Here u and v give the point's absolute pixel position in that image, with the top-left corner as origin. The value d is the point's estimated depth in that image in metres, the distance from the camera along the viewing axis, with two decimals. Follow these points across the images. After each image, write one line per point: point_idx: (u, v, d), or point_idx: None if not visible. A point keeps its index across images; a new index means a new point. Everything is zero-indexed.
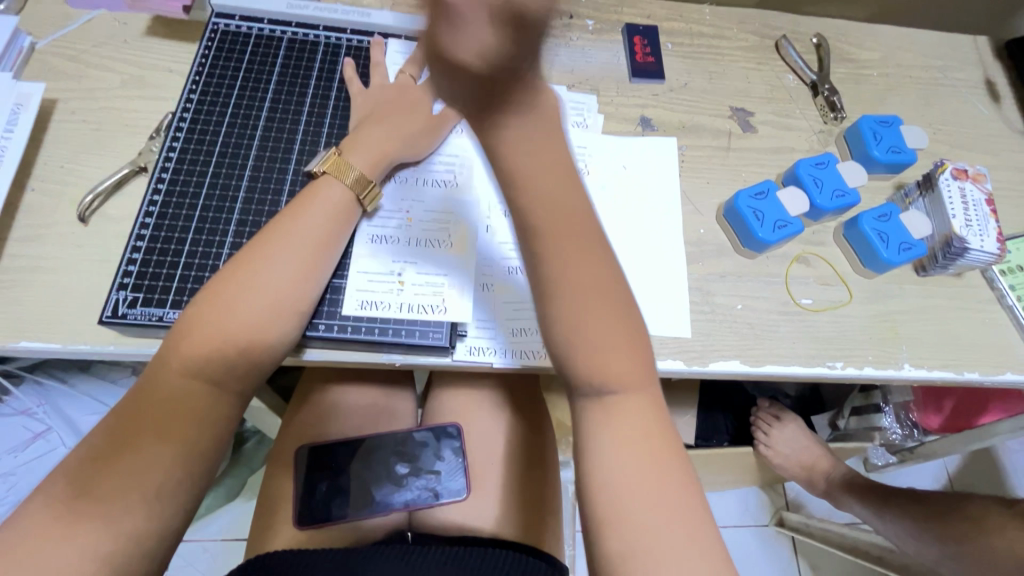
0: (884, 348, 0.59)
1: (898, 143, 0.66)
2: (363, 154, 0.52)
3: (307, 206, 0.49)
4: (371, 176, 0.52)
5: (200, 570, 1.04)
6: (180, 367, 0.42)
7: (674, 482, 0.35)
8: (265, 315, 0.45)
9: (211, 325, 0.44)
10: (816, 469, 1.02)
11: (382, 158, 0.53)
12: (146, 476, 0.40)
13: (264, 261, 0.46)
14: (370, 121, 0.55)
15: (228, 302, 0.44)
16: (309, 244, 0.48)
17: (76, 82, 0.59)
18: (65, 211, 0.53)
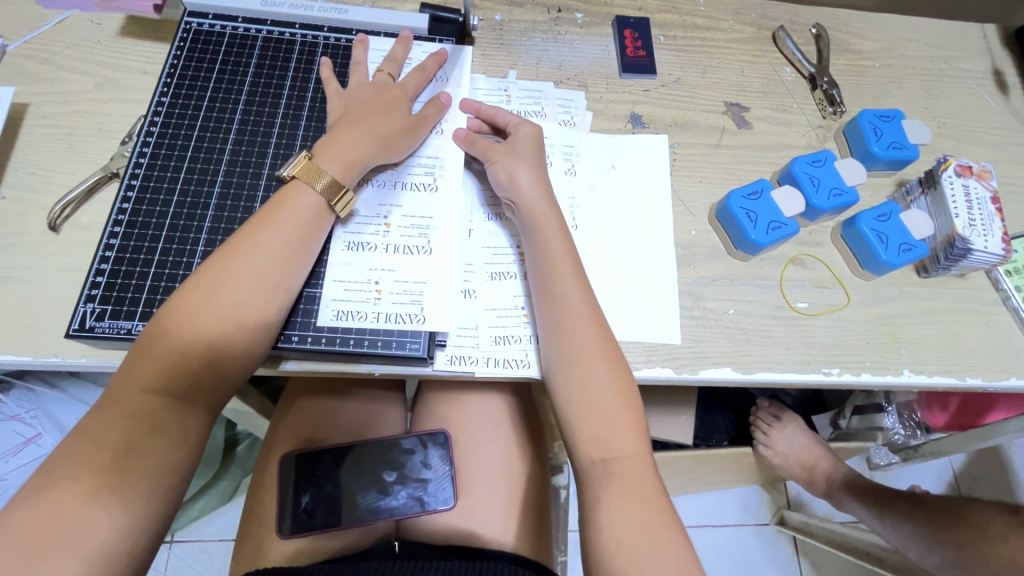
0: (883, 353, 0.57)
1: (899, 139, 0.63)
2: (335, 158, 0.50)
3: (276, 215, 0.48)
4: (343, 181, 0.50)
5: (197, 571, 1.04)
6: (143, 384, 0.42)
7: (665, 521, 0.43)
8: (232, 328, 0.44)
9: (175, 340, 0.43)
10: (816, 470, 1.00)
11: (356, 161, 0.51)
12: (115, 498, 0.39)
13: (229, 273, 0.45)
14: (345, 123, 0.52)
15: (193, 315, 0.43)
16: (278, 255, 0.46)
17: (48, 85, 0.57)
18: (35, 219, 0.52)
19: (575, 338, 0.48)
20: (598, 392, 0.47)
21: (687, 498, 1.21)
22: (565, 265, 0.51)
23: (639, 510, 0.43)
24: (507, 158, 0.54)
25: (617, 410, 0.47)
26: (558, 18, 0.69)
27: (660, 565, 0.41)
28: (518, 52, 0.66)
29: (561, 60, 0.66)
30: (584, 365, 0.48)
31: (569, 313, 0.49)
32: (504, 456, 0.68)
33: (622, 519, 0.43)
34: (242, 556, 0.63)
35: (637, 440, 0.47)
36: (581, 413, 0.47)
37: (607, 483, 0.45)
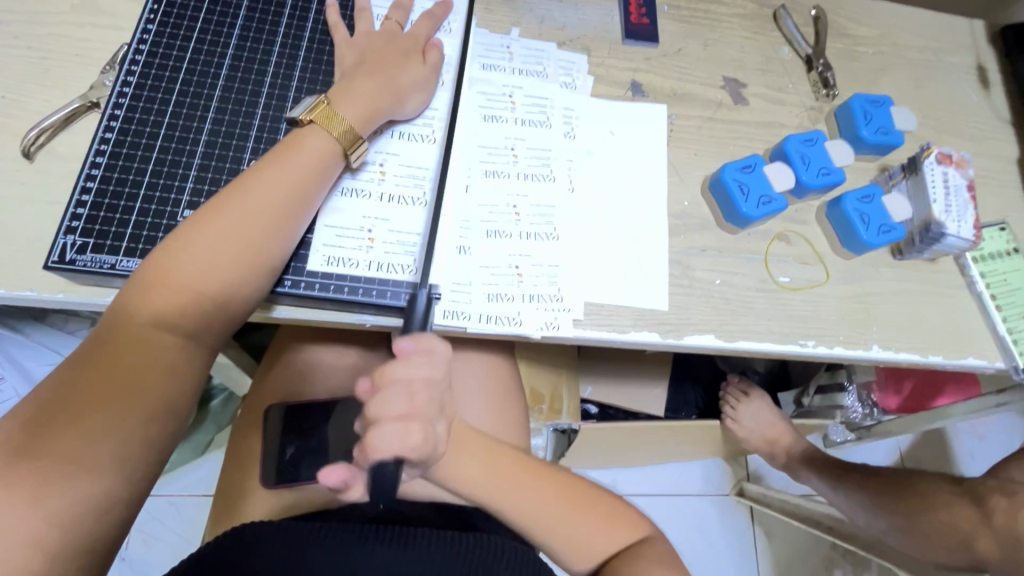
0: (855, 329, 0.60)
1: (886, 124, 0.65)
2: (353, 105, 0.50)
3: (286, 156, 0.46)
4: (359, 131, 0.50)
5: (165, 525, 1.03)
6: (146, 314, 0.41)
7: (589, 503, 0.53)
8: (237, 268, 0.43)
9: (181, 271, 0.42)
10: (779, 444, 1.05)
11: (373, 112, 0.50)
12: (109, 433, 0.38)
13: (236, 208, 0.44)
14: (359, 72, 0.51)
15: (200, 252, 0.42)
16: (284, 193, 0.45)
17: (20, 3, 0.53)
18: (8, 146, 0.49)
19: None
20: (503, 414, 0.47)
21: (653, 467, 1.26)
22: None
23: None
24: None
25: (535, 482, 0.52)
26: None
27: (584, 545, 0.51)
28: (522, 9, 0.64)
29: (565, 21, 0.65)
30: None
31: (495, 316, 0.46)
32: (488, 416, 0.69)
33: None
34: (223, 505, 0.63)
35: None
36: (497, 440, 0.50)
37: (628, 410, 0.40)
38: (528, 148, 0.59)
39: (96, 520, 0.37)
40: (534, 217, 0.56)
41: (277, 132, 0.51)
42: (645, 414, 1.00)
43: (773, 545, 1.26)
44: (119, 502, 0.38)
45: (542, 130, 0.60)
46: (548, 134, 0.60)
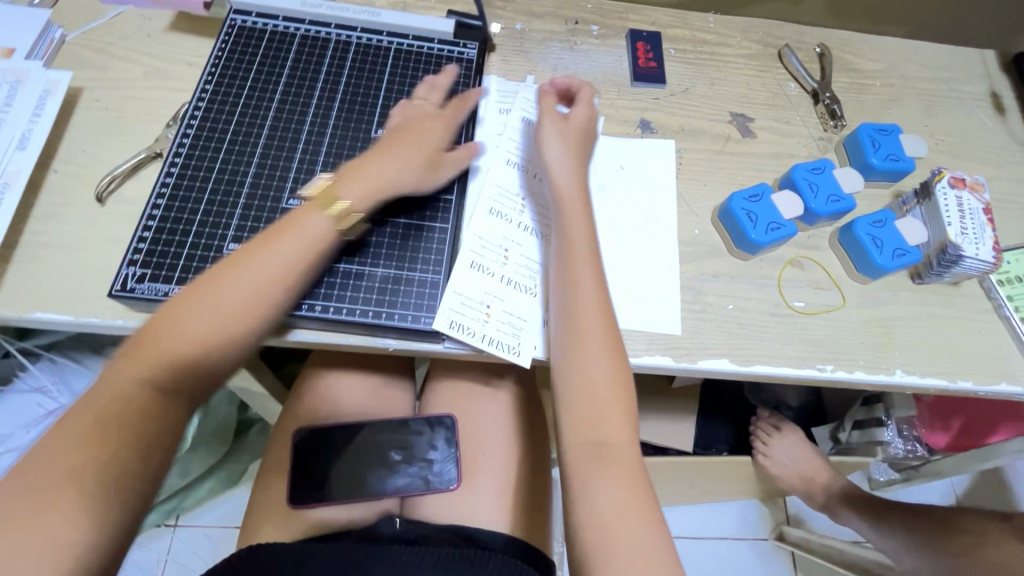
0: (876, 353, 0.59)
1: (896, 151, 0.66)
2: (357, 184, 0.51)
3: (281, 239, 0.47)
4: (356, 207, 0.50)
5: (197, 555, 1.06)
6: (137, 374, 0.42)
7: (651, 515, 0.45)
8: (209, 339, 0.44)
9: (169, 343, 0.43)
10: (816, 482, 1.01)
11: (378, 189, 0.52)
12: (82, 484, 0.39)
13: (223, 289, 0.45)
14: (377, 152, 0.53)
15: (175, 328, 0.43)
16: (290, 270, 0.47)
17: (101, 72, 0.62)
18: (84, 192, 0.56)
19: (581, 306, 0.50)
20: (577, 246, 0.53)
21: (685, 507, 1.21)
22: (580, 239, 0.53)
23: (628, 498, 0.45)
24: (552, 134, 0.58)
25: (597, 349, 0.49)
26: (574, 29, 0.73)
27: (621, 503, 0.45)
28: (536, 59, 0.70)
29: (576, 67, 0.70)
30: (585, 348, 0.49)
31: (567, 199, 0.55)
32: (507, 443, 0.70)
33: (609, 495, 0.45)
34: (253, 526, 0.65)
35: (625, 422, 0.48)
36: (581, 259, 0.52)
37: (594, 462, 0.47)
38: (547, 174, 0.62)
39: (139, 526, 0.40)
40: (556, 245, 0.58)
41: (312, 174, 0.56)
42: (673, 448, 0.98)
43: None
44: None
45: None
46: None
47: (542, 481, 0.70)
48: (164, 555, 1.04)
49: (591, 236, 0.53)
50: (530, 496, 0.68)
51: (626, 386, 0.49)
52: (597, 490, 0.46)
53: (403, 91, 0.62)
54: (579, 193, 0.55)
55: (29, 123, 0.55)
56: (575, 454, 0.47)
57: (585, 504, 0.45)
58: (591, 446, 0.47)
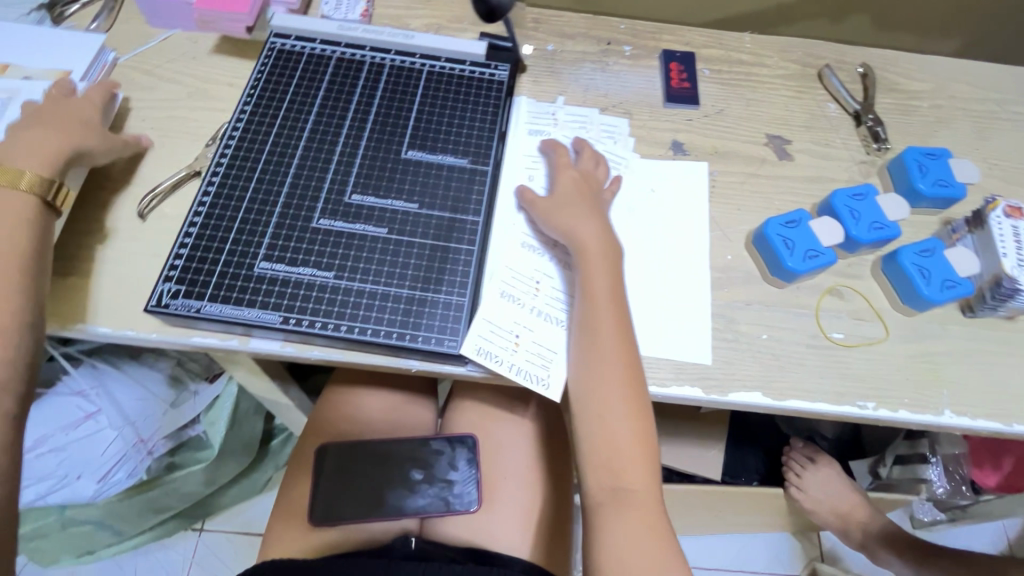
0: (923, 391, 0.56)
1: (946, 177, 0.63)
2: (30, 158, 0.52)
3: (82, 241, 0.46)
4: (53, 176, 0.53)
5: (220, 560, 1.07)
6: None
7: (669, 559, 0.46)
8: None
9: None
10: (852, 519, 0.96)
11: (58, 154, 0.53)
12: None
13: None
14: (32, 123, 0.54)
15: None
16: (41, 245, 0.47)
17: (148, 92, 0.65)
18: (126, 207, 0.58)
19: (602, 348, 0.50)
20: (600, 295, 0.51)
21: (711, 536, 1.17)
22: (599, 277, 0.52)
23: (648, 542, 0.46)
24: (551, 209, 0.56)
25: (617, 393, 0.49)
26: (607, 50, 0.73)
27: (642, 551, 0.46)
28: (567, 80, 0.70)
29: (608, 88, 0.70)
30: (608, 391, 0.49)
31: (586, 251, 0.53)
32: (529, 468, 0.69)
33: (629, 541, 0.46)
34: (273, 541, 0.66)
35: (647, 466, 0.48)
36: (602, 300, 0.51)
37: (615, 506, 0.47)
38: None
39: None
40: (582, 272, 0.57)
41: (343, 195, 0.57)
42: (700, 477, 0.95)
43: None
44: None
45: None
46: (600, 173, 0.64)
47: (564, 509, 0.68)
48: (189, 559, 1.06)
49: (612, 283, 0.52)
50: (551, 524, 0.66)
51: (646, 427, 0.49)
52: (615, 534, 0.46)
53: (434, 113, 0.62)
54: (596, 246, 0.53)
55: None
56: (597, 497, 0.48)
57: (605, 551, 0.46)
58: (612, 490, 0.48)
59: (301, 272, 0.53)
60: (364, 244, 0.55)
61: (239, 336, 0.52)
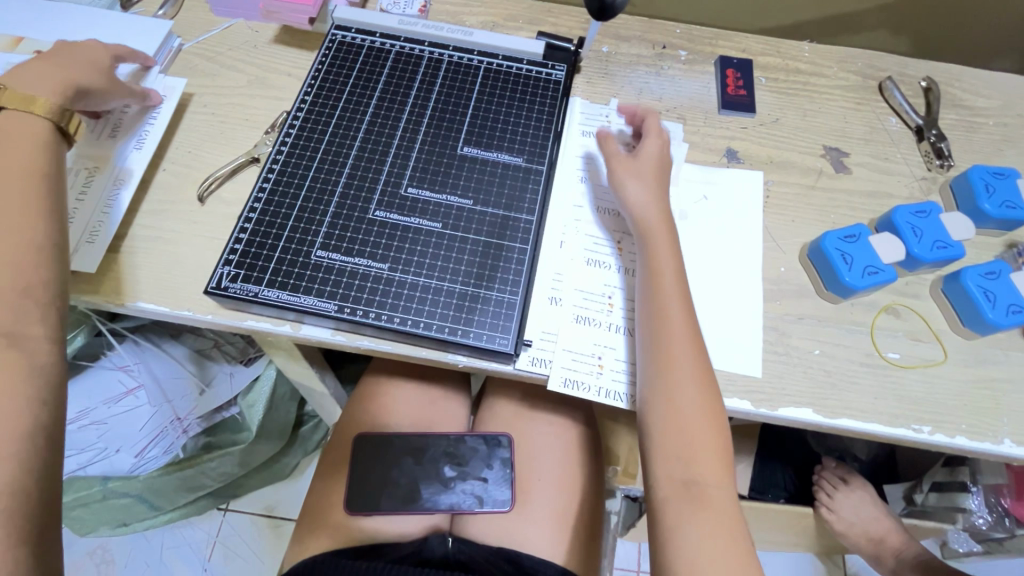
0: (981, 418, 0.54)
1: (1014, 198, 0.61)
2: (36, 84, 0.51)
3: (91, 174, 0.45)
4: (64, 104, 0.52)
5: (245, 541, 1.09)
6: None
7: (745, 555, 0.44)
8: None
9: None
10: (885, 544, 0.94)
11: (67, 82, 0.53)
12: None
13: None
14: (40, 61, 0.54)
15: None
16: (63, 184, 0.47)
17: (210, 79, 0.66)
18: (187, 191, 0.59)
19: (669, 334, 0.49)
20: (667, 279, 0.51)
21: None
22: (665, 261, 0.52)
23: (720, 539, 0.44)
24: (620, 182, 0.57)
25: (688, 381, 0.48)
26: (662, 53, 0.72)
27: (717, 548, 0.44)
28: (621, 82, 0.69)
29: (662, 92, 0.69)
30: (677, 378, 0.48)
31: (649, 231, 0.54)
32: (564, 471, 0.69)
33: (700, 536, 0.44)
34: (307, 526, 0.66)
35: (721, 463, 0.47)
36: (670, 287, 0.51)
37: (687, 502, 0.45)
38: None
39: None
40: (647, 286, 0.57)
41: (399, 188, 0.57)
42: None
43: None
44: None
45: None
46: None
47: (597, 515, 0.68)
48: (215, 537, 1.08)
49: (676, 265, 0.52)
50: (584, 528, 0.66)
51: (717, 418, 0.48)
52: (688, 529, 0.45)
53: (490, 110, 0.62)
54: (661, 220, 0.54)
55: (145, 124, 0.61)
56: (665, 492, 0.47)
57: (676, 547, 0.44)
58: (682, 484, 0.46)
59: (356, 262, 0.54)
60: (420, 237, 0.55)
61: (291, 322, 0.53)
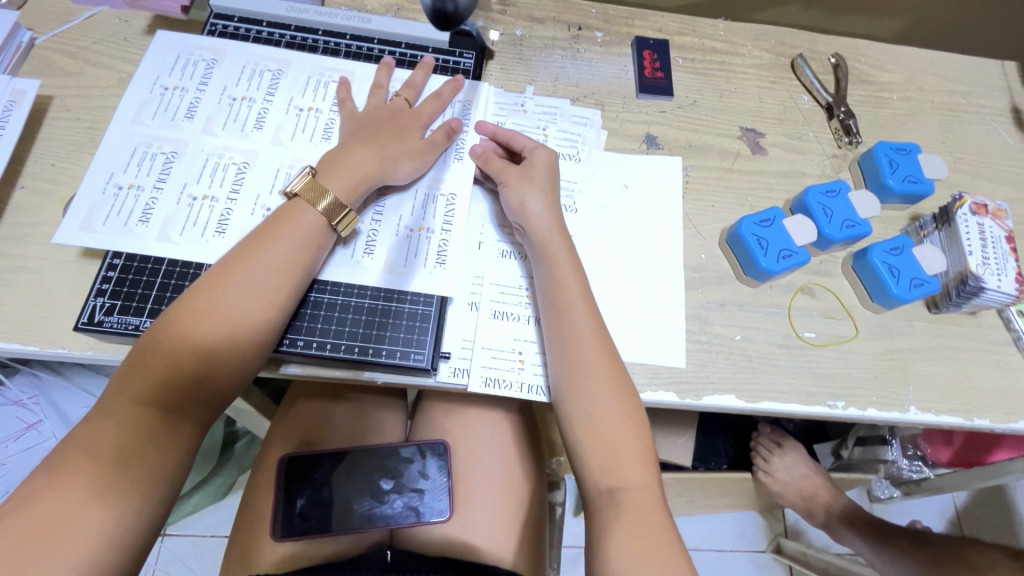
0: (890, 389, 0.56)
1: (915, 173, 0.63)
2: (340, 177, 0.50)
3: (278, 234, 0.47)
4: (345, 201, 0.50)
5: (186, 565, 1.04)
6: (170, 356, 0.42)
7: (674, 555, 0.43)
8: (178, 347, 0.42)
9: (167, 348, 0.42)
10: (816, 500, 0.99)
11: (362, 180, 0.51)
12: (54, 550, 0.36)
13: (204, 310, 0.43)
14: (355, 142, 0.52)
15: (177, 327, 0.43)
16: (296, 264, 0.47)
17: (72, 78, 0.58)
18: (52, 210, 0.52)
19: (576, 342, 0.49)
20: (572, 288, 0.50)
21: (681, 518, 1.19)
22: (566, 266, 0.51)
23: (650, 546, 0.43)
24: (515, 183, 0.54)
25: (605, 390, 0.48)
26: (577, 36, 0.69)
27: (649, 553, 0.43)
28: (536, 68, 0.66)
29: (579, 77, 0.67)
30: (591, 386, 0.48)
31: (547, 238, 0.52)
32: (503, 471, 0.67)
33: (631, 546, 0.43)
34: (235, 557, 0.62)
35: (644, 467, 0.47)
36: (573, 292, 0.50)
37: (615, 511, 0.45)
38: None
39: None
40: None
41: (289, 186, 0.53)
42: (672, 465, 0.95)
43: None
44: (103, 572, 0.37)
45: (571, 164, 0.62)
46: (576, 168, 0.62)
47: (539, 510, 0.68)
48: (151, 566, 1.02)
49: (577, 267, 0.52)
50: (528, 526, 0.66)
51: (637, 420, 0.48)
52: (616, 538, 0.44)
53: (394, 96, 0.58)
54: (556, 227, 0.53)
55: (195, 93, 0.55)
56: (594, 501, 0.46)
57: (606, 556, 0.44)
58: (607, 492, 0.46)
59: None
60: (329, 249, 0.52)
61: None
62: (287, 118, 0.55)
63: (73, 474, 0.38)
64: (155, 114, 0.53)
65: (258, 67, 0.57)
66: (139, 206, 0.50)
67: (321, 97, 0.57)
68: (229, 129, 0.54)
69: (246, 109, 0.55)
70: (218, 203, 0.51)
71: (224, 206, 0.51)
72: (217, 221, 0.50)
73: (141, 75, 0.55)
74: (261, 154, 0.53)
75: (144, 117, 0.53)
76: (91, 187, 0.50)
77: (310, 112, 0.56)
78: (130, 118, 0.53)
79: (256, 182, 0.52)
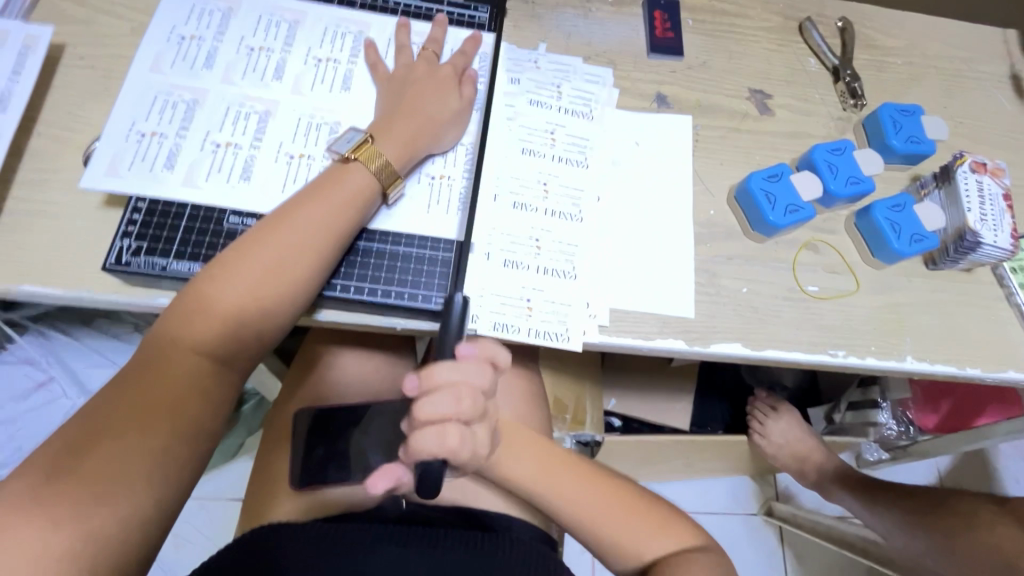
0: (887, 340, 0.59)
1: (917, 133, 0.65)
2: (392, 141, 0.52)
3: (332, 194, 0.48)
4: (397, 167, 0.52)
5: (195, 526, 1.06)
6: (224, 311, 0.43)
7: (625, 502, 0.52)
8: (240, 302, 0.44)
9: (226, 301, 0.44)
10: (809, 460, 1.02)
11: (412, 140, 0.53)
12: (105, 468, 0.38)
13: (262, 268, 0.44)
14: (400, 107, 0.54)
15: (236, 284, 0.44)
16: (349, 226, 0.48)
17: (84, 26, 0.58)
18: (69, 157, 0.53)
19: None
20: None
21: (676, 482, 1.23)
22: None
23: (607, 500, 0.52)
24: None
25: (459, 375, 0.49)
26: None
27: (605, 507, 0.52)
28: (549, 25, 0.66)
29: (591, 36, 0.67)
30: None
31: None
32: None
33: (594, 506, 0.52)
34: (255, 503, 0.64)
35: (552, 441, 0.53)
36: None
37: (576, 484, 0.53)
38: (566, 134, 0.61)
39: (136, 524, 0.38)
40: (564, 200, 0.59)
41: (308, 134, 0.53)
42: (670, 426, 0.98)
43: (805, 568, 1.21)
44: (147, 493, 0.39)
45: (583, 121, 0.63)
46: (589, 125, 0.63)
47: None
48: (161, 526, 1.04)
49: None
50: None
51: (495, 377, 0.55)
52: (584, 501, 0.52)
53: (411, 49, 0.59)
54: None
55: (213, 42, 0.55)
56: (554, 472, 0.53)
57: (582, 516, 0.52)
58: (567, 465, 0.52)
59: None
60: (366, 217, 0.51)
61: None
62: (305, 68, 0.56)
63: (116, 412, 0.39)
64: (174, 63, 0.53)
65: (274, 17, 0.57)
66: (162, 152, 0.50)
67: (338, 47, 0.57)
68: (248, 78, 0.54)
69: (265, 58, 0.55)
70: (241, 149, 0.52)
71: (247, 153, 0.52)
72: (241, 167, 0.51)
73: (157, 24, 0.55)
74: (281, 102, 0.54)
75: (163, 65, 0.53)
76: (113, 133, 0.50)
77: (328, 62, 0.56)
78: (148, 66, 0.53)
79: (277, 129, 0.53)
